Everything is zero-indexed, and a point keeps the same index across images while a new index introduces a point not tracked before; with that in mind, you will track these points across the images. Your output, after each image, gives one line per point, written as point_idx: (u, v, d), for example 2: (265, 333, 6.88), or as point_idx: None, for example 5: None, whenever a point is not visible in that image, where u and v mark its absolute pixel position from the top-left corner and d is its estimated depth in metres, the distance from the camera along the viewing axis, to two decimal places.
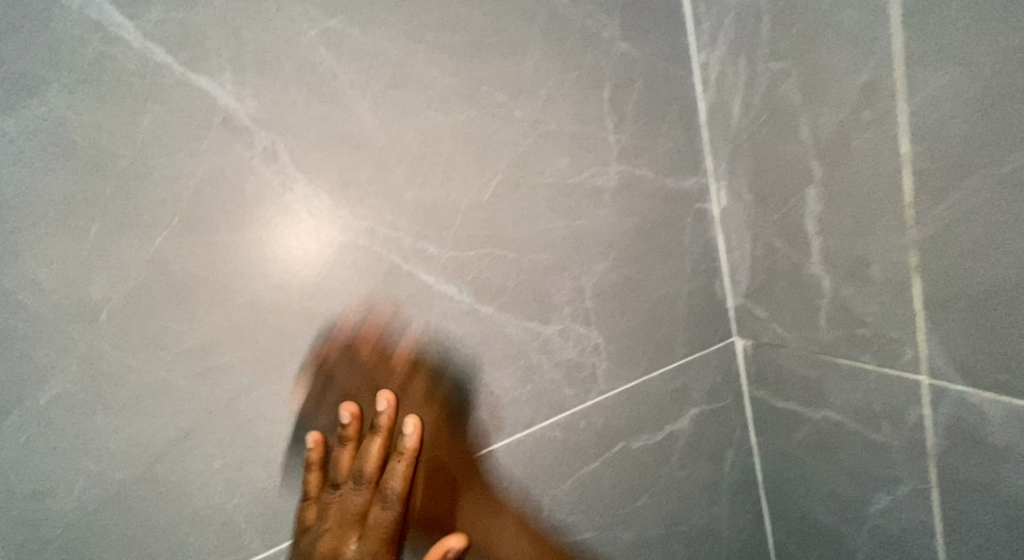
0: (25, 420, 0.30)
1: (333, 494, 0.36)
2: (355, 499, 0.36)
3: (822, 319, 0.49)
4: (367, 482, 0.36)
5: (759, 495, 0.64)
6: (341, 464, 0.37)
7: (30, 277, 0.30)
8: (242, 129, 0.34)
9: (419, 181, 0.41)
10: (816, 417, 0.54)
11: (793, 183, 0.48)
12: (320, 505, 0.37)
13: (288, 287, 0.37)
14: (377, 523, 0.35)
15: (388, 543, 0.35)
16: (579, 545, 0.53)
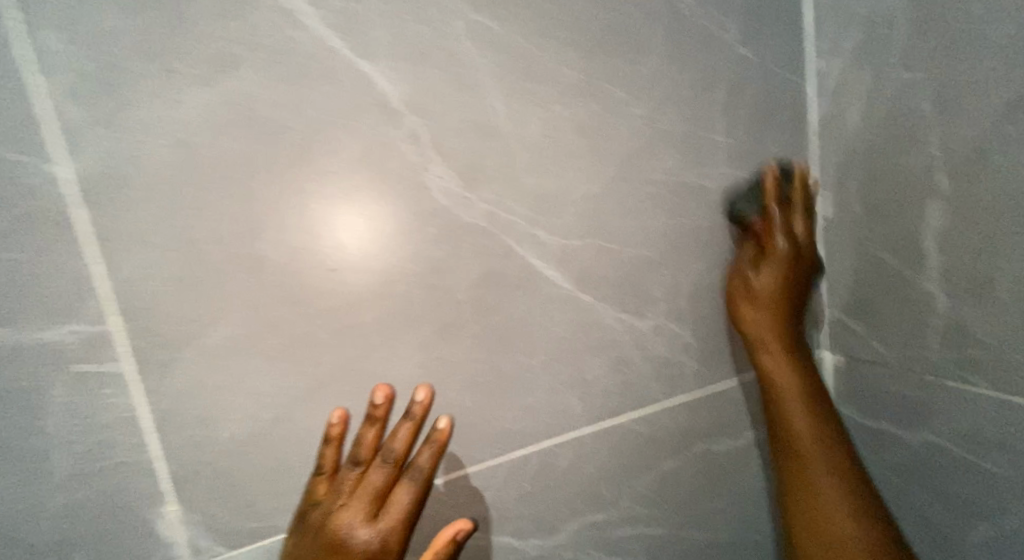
0: (199, 354, 0.35)
1: (352, 470, 0.34)
2: (375, 477, 0.34)
3: (932, 338, 0.48)
4: (392, 462, 0.34)
5: None
6: (364, 441, 0.35)
7: (215, 230, 0.34)
8: (393, 111, 0.38)
9: (537, 169, 0.43)
10: (912, 439, 0.52)
11: (912, 196, 0.47)
12: (336, 482, 0.35)
13: (414, 260, 0.40)
14: (396, 503, 0.33)
15: (403, 526, 0.33)
16: (651, 539, 0.54)
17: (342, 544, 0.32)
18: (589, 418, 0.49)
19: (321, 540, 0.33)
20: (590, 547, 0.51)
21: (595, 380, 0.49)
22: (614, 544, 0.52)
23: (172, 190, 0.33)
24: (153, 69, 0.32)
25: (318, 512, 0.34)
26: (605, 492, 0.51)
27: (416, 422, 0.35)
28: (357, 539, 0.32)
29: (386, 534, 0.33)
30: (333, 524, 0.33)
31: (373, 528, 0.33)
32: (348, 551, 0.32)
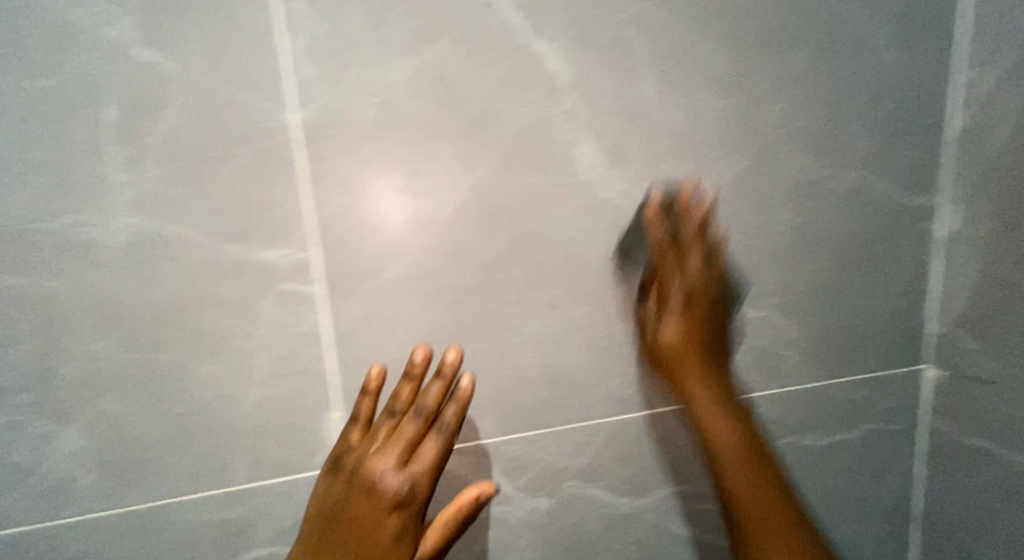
0: (374, 288, 0.40)
1: (388, 420, 0.36)
2: (409, 428, 0.35)
3: None
4: (424, 415, 0.36)
5: (912, 526, 0.63)
6: (400, 395, 0.37)
7: (400, 182, 0.40)
8: (558, 89, 0.42)
9: (678, 154, 0.46)
10: (1015, 461, 0.52)
11: None
12: (371, 430, 0.37)
13: (557, 228, 0.44)
14: (423, 456, 0.35)
15: (430, 477, 0.36)
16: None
17: (374, 488, 0.35)
18: None
19: (352, 482, 0.36)
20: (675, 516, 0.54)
21: None
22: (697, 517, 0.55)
23: (371, 143, 0.39)
24: (370, 37, 0.37)
25: (351, 458, 0.36)
26: None
27: (447, 378, 0.36)
28: (388, 486, 0.35)
29: (413, 480, 0.35)
30: (366, 470, 0.35)
31: (404, 476, 0.35)
32: (381, 495, 0.35)
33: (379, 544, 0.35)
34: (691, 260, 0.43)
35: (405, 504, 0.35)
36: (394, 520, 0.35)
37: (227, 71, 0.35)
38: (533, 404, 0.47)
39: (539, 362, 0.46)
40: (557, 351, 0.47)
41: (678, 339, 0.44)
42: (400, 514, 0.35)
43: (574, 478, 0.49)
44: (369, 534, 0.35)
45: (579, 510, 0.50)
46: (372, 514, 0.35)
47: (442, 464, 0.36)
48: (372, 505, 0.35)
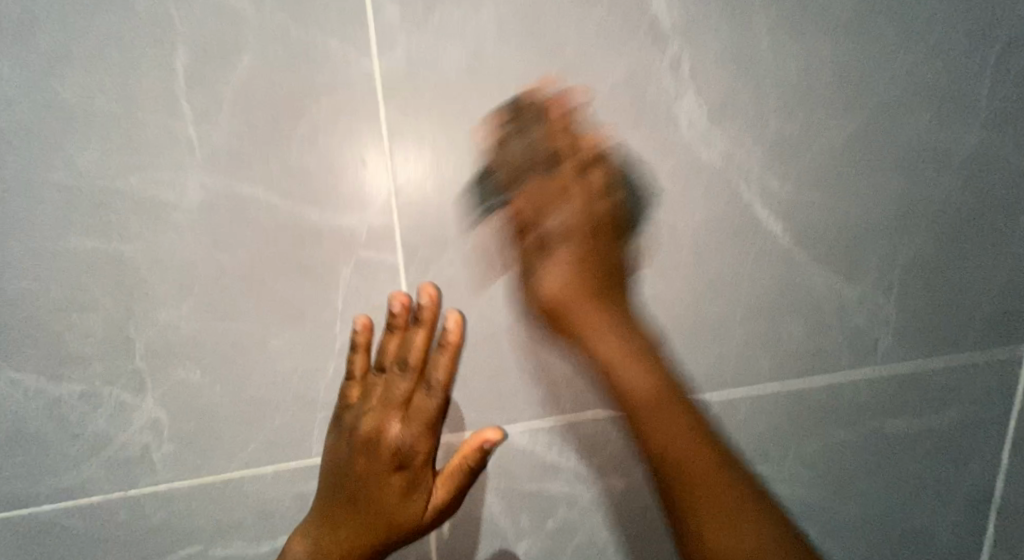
0: (455, 258, 0.37)
1: (378, 376, 0.37)
2: (403, 382, 0.37)
3: None
4: (412, 370, 0.37)
5: (990, 519, 0.57)
6: (388, 351, 0.37)
7: (487, 141, 0.36)
8: (662, 37, 0.38)
9: (785, 112, 0.41)
10: None
11: None
12: (365, 387, 0.37)
13: (650, 194, 0.40)
14: (420, 408, 0.37)
15: (430, 426, 0.37)
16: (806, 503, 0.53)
17: (379, 440, 0.37)
18: (775, 376, 0.48)
19: (354, 438, 0.37)
20: None
21: (790, 339, 0.47)
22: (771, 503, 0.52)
23: (459, 97, 0.35)
24: None
25: (348, 418, 0.37)
26: (773, 449, 0.50)
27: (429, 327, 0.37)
28: (392, 440, 0.37)
29: (415, 437, 0.37)
30: (367, 429, 0.37)
31: (407, 429, 0.37)
32: (387, 447, 0.37)
33: (392, 496, 0.37)
34: (557, 213, 0.36)
35: (409, 457, 0.37)
36: (399, 476, 0.37)
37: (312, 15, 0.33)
38: None
39: None
40: (646, 330, 0.42)
41: (562, 287, 0.36)
42: (407, 466, 0.37)
43: None
44: (380, 487, 0.37)
45: None
46: (380, 467, 0.37)
47: (441, 412, 0.37)
48: (380, 457, 0.37)
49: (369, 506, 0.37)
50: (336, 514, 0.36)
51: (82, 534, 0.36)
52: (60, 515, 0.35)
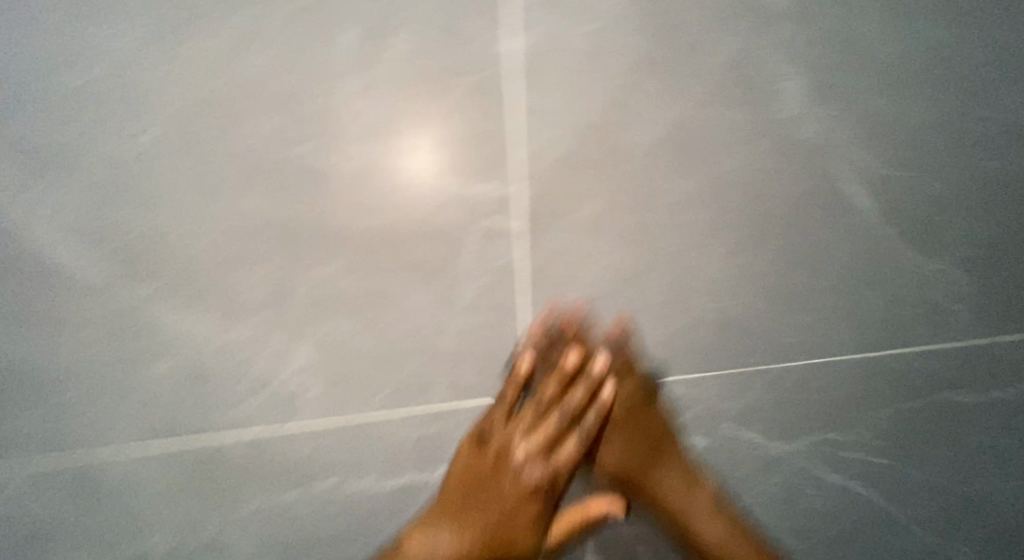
0: (569, 224, 0.41)
1: (535, 408, 0.44)
2: (556, 418, 0.44)
3: None
4: (571, 414, 0.44)
5: None
6: (547, 391, 0.44)
7: (604, 115, 0.40)
8: (768, 16, 0.41)
9: (881, 90, 0.44)
10: None
11: None
12: (518, 416, 0.44)
13: (750, 169, 0.43)
14: (565, 449, 0.45)
15: (568, 466, 0.45)
16: (871, 468, 0.55)
17: (519, 470, 0.44)
18: (852, 345, 0.50)
19: (500, 458, 0.43)
20: (818, 463, 0.54)
21: (870, 310, 0.49)
22: (841, 466, 0.54)
23: (583, 74, 0.39)
24: None
25: (497, 440, 0.43)
26: (846, 416, 0.53)
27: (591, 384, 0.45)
28: (529, 476, 0.44)
29: (555, 472, 0.44)
30: (512, 456, 0.44)
31: (544, 467, 0.44)
32: (523, 479, 0.44)
33: (518, 522, 0.44)
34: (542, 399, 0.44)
35: (543, 491, 0.44)
36: (534, 503, 0.44)
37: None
38: (703, 347, 0.47)
39: (715, 306, 0.46)
40: (733, 295, 0.46)
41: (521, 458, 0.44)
42: (541, 498, 0.44)
43: (731, 421, 0.49)
44: (507, 513, 0.43)
45: (733, 454, 0.50)
46: (513, 496, 0.44)
47: (574, 463, 0.45)
48: (517, 487, 0.44)
49: (491, 525, 0.43)
50: (465, 516, 0.42)
51: (241, 462, 0.41)
52: (224, 444, 0.40)
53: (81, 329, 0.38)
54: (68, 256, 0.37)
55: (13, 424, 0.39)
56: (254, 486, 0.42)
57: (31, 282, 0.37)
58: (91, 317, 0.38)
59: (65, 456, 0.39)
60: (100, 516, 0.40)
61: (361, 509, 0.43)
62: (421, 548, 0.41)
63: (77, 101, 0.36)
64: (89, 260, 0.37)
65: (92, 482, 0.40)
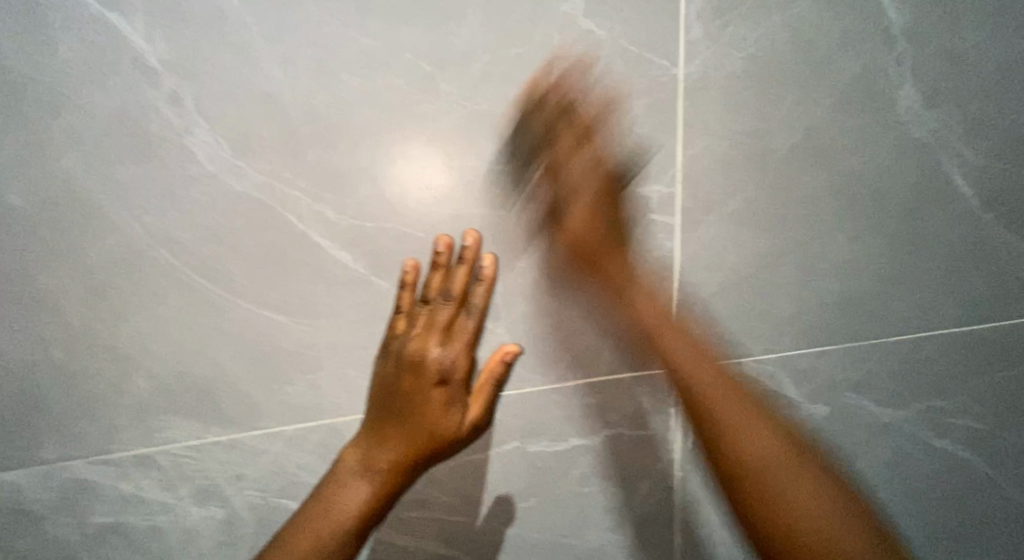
0: (719, 217, 0.49)
1: (424, 306, 0.43)
2: (445, 312, 0.42)
3: None
4: (455, 298, 0.42)
5: None
6: (433, 283, 0.43)
7: (751, 125, 0.47)
8: (891, 39, 0.48)
9: (984, 97, 0.51)
10: None
11: None
12: (410, 318, 0.43)
13: (866, 166, 0.50)
14: (461, 329, 0.43)
15: (467, 346, 0.42)
16: (990, 443, 0.58)
17: (422, 363, 0.41)
18: (960, 322, 0.56)
19: (401, 366, 0.42)
20: (936, 433, 0.57)
21: (976, 291, 0.55)
22: (954, 439, 0.58)
23: (736, 93, 0.47)
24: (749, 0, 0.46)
25: (397, 343, 0.42)
26: (959, 387, 0.57)
27: (470, 269, 0.43)
28: (434, 358, 0.41)
29: (454, 353, 0.42)
30: (413, 352, 0.41)
31: (445, 349, 0.42)
32: (429, 370, 0.41)
33: (434, 407, 0.41)
34: (426, 309, 0.42)
35: (450, 372, 0.41)
36: (443, 386, 0.41)
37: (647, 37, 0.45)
38: (827, 323, 0.53)
39: (837, 284, 0.52)
40: (850, 275, 0.52)
41: (426, 363, 0.41)
42: (445, 386, 0.41)
43: (852, 388, 0.55)
44: (421, 409, 0.40)
45: (855, 420, 0.56)
46: (423, 385, 0.41)
47: (474, 338, 0.43)
48: (421, 379, 0.41)
49: (416, 427, 0.40)
50: (385, 430, 0.40)
51: None
52: None
53: (331, 318, 0.44)
54: (328, 258, 0.43)
55: (273, 398, 0.45)
56: None
57: (294, 279, 0.43)
58: (340, 309, 0.44)
59: (311, 426, 0.45)
60: None
61: (541, 467, 0.52)
62: (353, 464, 0.40)
63: (340, 126, 0.42)
64: (344, 260, 0.43)
65: (331, 452, 0.46)
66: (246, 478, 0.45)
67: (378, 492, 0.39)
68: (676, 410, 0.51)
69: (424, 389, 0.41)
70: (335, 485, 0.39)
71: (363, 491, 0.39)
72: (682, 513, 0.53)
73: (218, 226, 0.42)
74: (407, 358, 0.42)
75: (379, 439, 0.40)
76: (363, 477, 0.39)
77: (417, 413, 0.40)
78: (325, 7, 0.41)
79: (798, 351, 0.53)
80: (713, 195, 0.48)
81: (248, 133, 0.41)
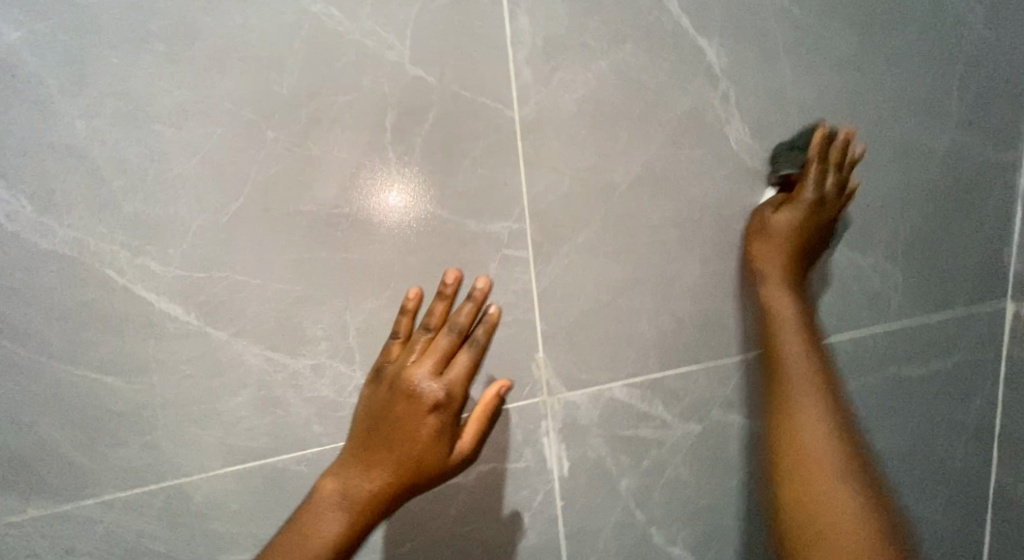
0: (569, 252, 0.50)
1: (424, 334, 0.44)
2: (444, 342, 0.43)
3: None
4: (457, 331, 0.43)
5: (989, 439, 0.71)
6: (435, 312, 0.44)
7: (589, 165, 0.49)
8: (715, 77, 0.50)
9: (808, 127, 0.54)
10: None
11: None
12: (408, 344, 0.44)
13: (707, 196, 0.53)
14: (458, 364, 0.42)
15: (463, 381, 0.42)
16: None
17: (414, 393, 0.42)
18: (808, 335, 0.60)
19: (394, 392, 0.42)
20: None
21: (821, 305, 0.60)
22: None
23: (570, 135, 0.48)
24: (575, 42, 0.46)
25: (391, 368, 0.43)
26: None
27: (477, 304, 0.44)
28: (428, 391, 0.42)
29: (448, 386, 0.42)
30: (405, 381, 0.42)
31: (438, 382, 0.42)
32: (421, 401, 0.42)
33: (421, 439, 0.42)
34: (430, 336, 0.44)
35: (441, 405, 0.42)
36: (434, 417, 0.42)
37: (474, 83, 0.44)
38: (686, 344, 0.56)
39: (691, 309, 0.55)
40: (704, 299, 0.55)
41: (421, 395, 0.42)
42: (438, 414, 0.42)
43: (720, 403, 0.59)
44: (410, 437, 0.42)
45: (723, 433, 0.60)
46: (412, 414, 0.42)
47: (471, 377, 0.43)
48: (412, 409, 0.42)
49: (402, 456, 0.42)
50: (372, 455, 0.42)
51: (305, 479, 0.47)
52: (292, 466, 0.47)
53: (168, 375, 0.43)
54: (157, 313, 0.42)
55: (105, 462, 0.43)
56: None
57: (126, 340, 0.42)
58: (174, 364, 0.43)
59: (151, 490, 0.44)
60: (178, 540, 0.46)
61: (419, 503, 0.53)
62: (335, 490, 0.42)
63: (160, 178, 0.41)
64: (174, 314, 0.42)
65: (174, 509, 0.45)
66: (77, 551, 0.44)
67: (354, 520, 0.41)
68: (547, 437, 0.54)
69: (413, 421, 0.42)
70: (317, 510, 0.41)
71: (338, 519, 0.41)
72: (561, 527, 0.57)
73: (23, 289, 0.40)
74: (400, 388, 0.42)
75: (365, 463, 0.42)
76: (341, 506, 0.41)
77: (405, 440, 0.42)
78: (118, 56, 0.39)
79: (663, 373, 0.56)
80: (565, 230, 0.50)
81: (54, 195, 0.39)
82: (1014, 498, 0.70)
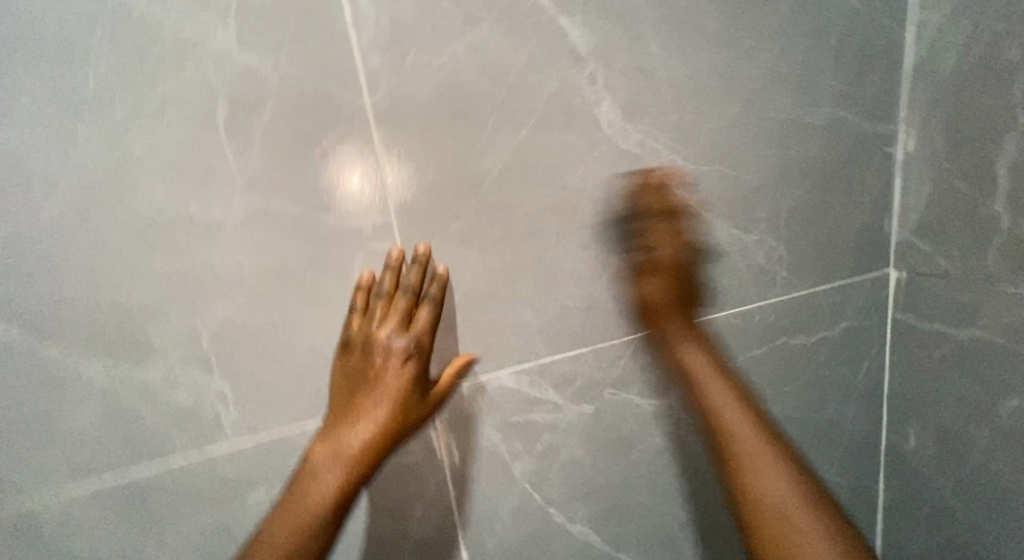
0: (441, 244, 0.49)
1: (380, 301, 0.45)
2: (404, 301, 0.45)
3: (958, 255, 0.60)
4: (412, 289, 0.45)
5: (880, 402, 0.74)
6: (387, 279, 0.45)
7: (455, 152, 0.47)
8: (582, 58, 0.49)
9: (682, 105, 0.53)
10: (939, 337, 0.65)
11: (982, 150, 0.56)
12: (368, 314, 0.45)
13: (583, 180, 0.52)
14: (421, 318, 0.45)
15: (428, 331, 0.45)
16: None
17: (384, 350, 0.43)
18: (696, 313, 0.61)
19: (366, 355, 0.44)
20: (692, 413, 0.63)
21: (707, 283, 0.60)
22: None
23: (431, 122, 0.46)
24: (427, 24, 0.44)
25: (358, 337, 0.45)
26: None
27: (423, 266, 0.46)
28: (398, 344, 0.43)
29: (417, 336, 0.44)
30: (375, 341, 0.44)
31: (406, 335, 0.44)
32: (392, 355, 0.43)
33: (399, 389, 0.43)
34: (387, 301, 0.45)
35: (413, 354, 0.44)
36: (409, 366, 0.44)
37: (316, 71, 0.42)
38: (573, 329, 0.56)
39: (576, 294, 0.55)
40: (589, 283, 0.55)
41: (392, 351, 0.43)
42: (413, 364, 0.44)
43: (611, 385, 0.59)
44: (388, 390, 0.43)
45: (617, 414, 0.60)
46: (388, 369, 0.43)
47: (436, 327, 0.45)
48: (385, 365, 0.43)
49: (385, 409, 0.43)
50: (354, 416, 0.43)
51: (169, 493, 0.46)
52: (153, 481, 0.45)
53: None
54: None
55: None
56: (172, 520, 0.46)
57: None
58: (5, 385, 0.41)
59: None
60: None
61: None
62: (326, 453, 0.42)
63: None
64: None
65: (24, 532, 0.43)
66: None
67: (352, 474, 0.41)
68: (434, 430, 0.54)
69: (388, 373, 0.43)
70: (311, 474, 0.41)
71: (335, 476, 0.41)
72: (457, 517, 0.57)
73: None
74: (372, 349, 0.44)
75: (349, 425, 0.43)
76: (336, 465, 0.41)
77: (385, 392, 0.43)
78: None
79: (550, 358, 0.56)
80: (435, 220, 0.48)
81: None
82: (901, 454, 0.73)
